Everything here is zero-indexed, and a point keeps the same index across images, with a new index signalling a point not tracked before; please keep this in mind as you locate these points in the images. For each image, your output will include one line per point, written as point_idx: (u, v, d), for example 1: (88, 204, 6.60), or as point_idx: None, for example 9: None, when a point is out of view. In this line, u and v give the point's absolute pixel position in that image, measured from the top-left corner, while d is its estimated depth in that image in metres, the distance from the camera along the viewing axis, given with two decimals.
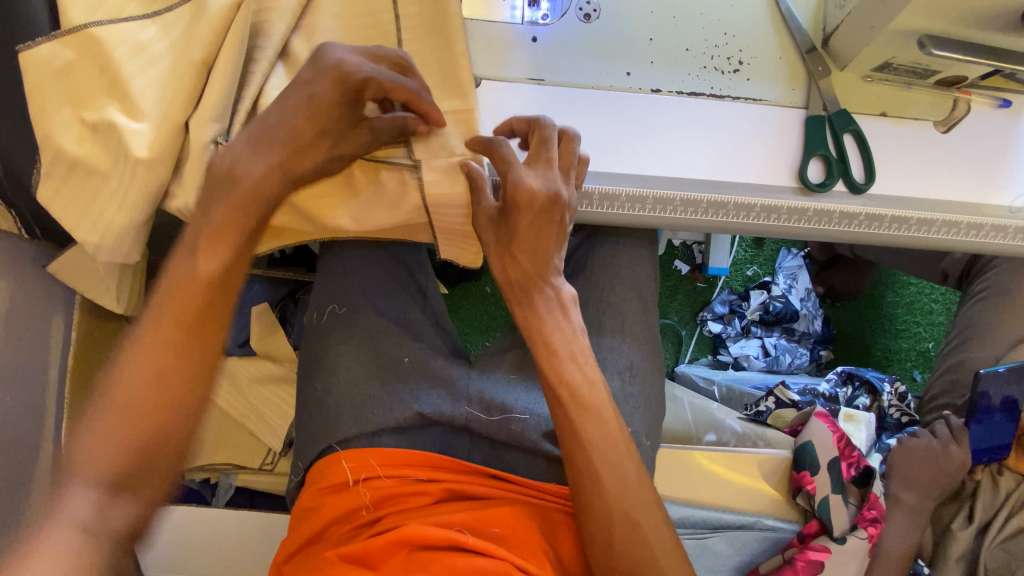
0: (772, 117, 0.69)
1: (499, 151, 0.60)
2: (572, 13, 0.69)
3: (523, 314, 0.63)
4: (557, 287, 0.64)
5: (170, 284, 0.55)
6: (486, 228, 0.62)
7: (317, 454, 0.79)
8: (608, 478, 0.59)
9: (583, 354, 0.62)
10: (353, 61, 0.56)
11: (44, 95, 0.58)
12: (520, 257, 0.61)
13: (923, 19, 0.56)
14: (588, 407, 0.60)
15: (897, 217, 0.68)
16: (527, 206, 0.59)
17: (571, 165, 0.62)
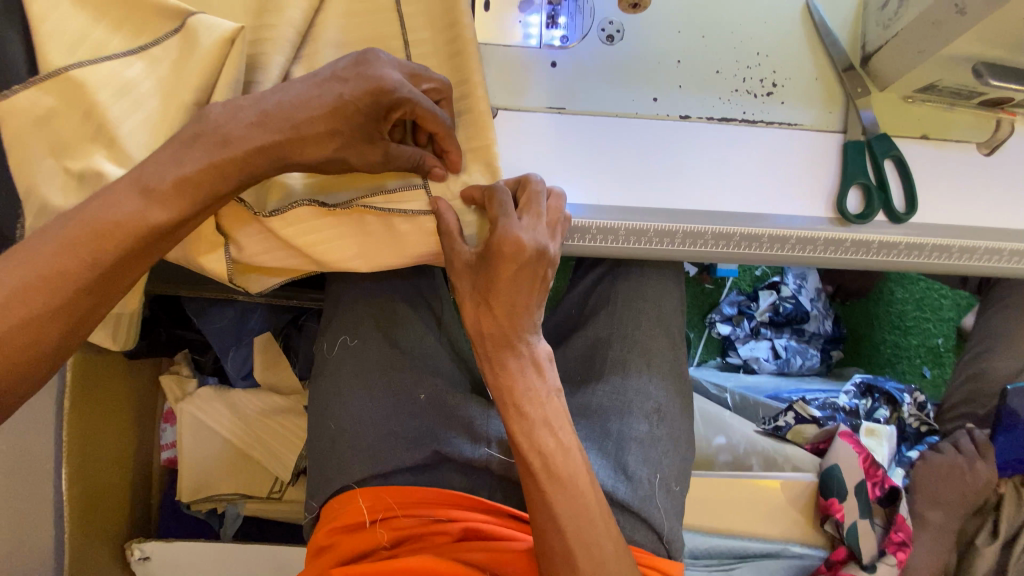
0: (808, 141, 0.65)
1: (495, 197, 0.56)
2: (594, 35, 0.65)
3: (494, 372, 0.58)
4: (532, 345, 0.59)
5: (126, 274, 0.48)
6: (459, 277, 0.58)
7: (331, 492, 0.75)
8: (582, 562, 0.54)
9: (558, 417, 0.58)
10: (398, 76, 0.51)
11: (25, 146, 0.53)
12: (496, 310, 0.56)
13: (980, 45, 0.52)
14: (562, 479, 0.55)
15: (938, 246, 0.64)
16: (510, 257, 0.54)
17: (557, 223, 0.58)
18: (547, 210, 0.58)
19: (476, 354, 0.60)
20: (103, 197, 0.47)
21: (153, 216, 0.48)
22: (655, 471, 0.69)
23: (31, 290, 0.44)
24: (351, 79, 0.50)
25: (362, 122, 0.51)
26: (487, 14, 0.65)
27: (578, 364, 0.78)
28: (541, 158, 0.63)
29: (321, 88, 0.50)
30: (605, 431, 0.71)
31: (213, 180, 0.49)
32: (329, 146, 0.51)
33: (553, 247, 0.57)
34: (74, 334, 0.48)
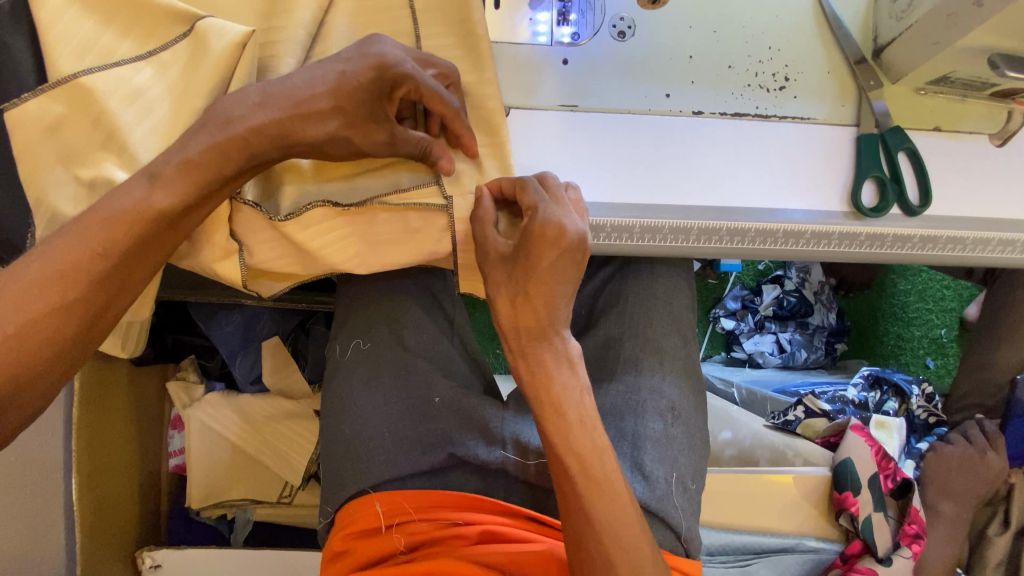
0: (822, 136, 0.65)
1: (526, 187, 0.56)
2: (605, 31, 0.64)
3: (529, 368, 0.57)
4: (567, 340, 0.58)
5: (129, 267, 0.49)
6: (493, 270, 0.56)
7: (346, 497, 0.74)
8: (622, 567, 0.53)
9: (594, 417, 0.57)
10: (401, 55, 0.52)
11: (33, 154, 0.52)
12: (534, 300, 0.55)
13: (996, 36, 0.52)
14: (599, 482, 0.55)
15: (952, 238, 0.64)
16: (550, 242, 0.54)
17: (584, 213, 0.58)
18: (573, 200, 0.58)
19: (509, 351, 0.58)
20: (126, 211, 0.47)
21: (165, 208, 0.48)
22: (673, 469, 0.69)
23: (50, 290, 0.45)
24: (352, 56, 0.51)
25: (366, 98, 0.51)
26: (496, 12, 0.64)
27: (591, 363, 0.77)
28: (554, 156, 0.63)
29: (325, 67, 0.51)
30: (621, 431, 0.71)
31: (223, 169, 0.49)
32: (332, 124, 0.51)
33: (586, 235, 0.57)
34: (91, 333, 0.48)
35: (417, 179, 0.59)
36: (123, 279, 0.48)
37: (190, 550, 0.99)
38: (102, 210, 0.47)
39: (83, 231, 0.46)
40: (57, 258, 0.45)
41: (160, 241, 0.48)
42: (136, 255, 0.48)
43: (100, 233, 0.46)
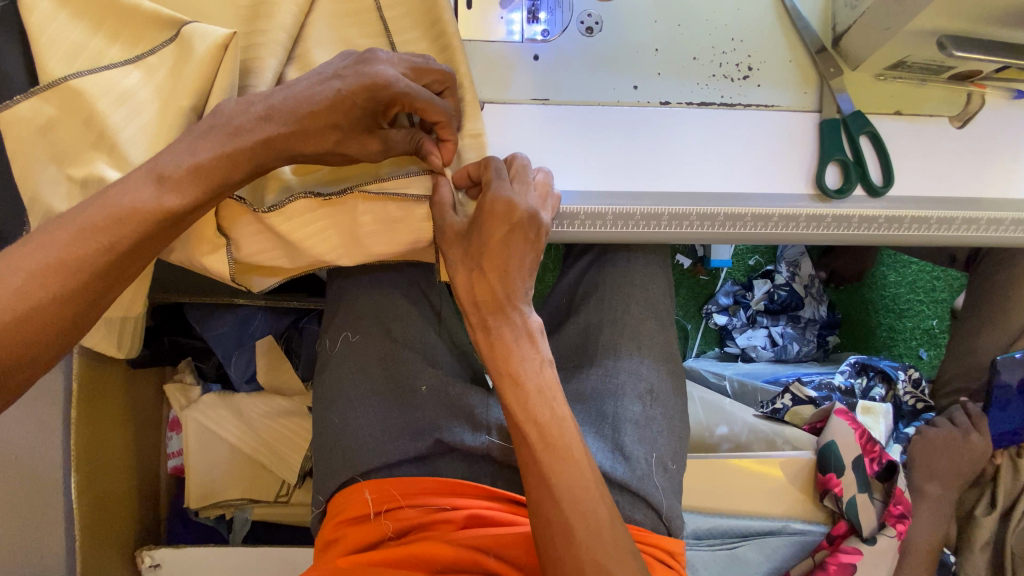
0: (786, 122, 0.67)
1: (489, 166, 0.58)
2: (574, 28, 0.67)
3: (488, 339, 0.61)
4: (525, 315, 0.62)
5: (122, 264, 0.51)
6: (450, 247, 0.60)
7: (336, 486, 0.76)
8: (579, 530, 0.55)
9: (552, 388, 0.60)
10: (399, 75, 0.53)
11: (27, 154, 0.55)
12: (489, 274, 0.59)
13: (942, 18, 0.54)
14: (558, 448, 0.58)
15: (916, 217, 0.66)
16: (503, 218, 0.57)
17: (546, 197, 0.61)
18: (534, 183, 0.61)
19: (470, 324, 0.62)
20: (122, 206, 0.49)
21: (148, 198, 0.50)
22: (652, 451, 0.71)
23: (45, 275, 0.47)
24: (350, 77, 0.52)
25: (361, 116, 0.53)
26: (469, 12, 0.67)
27: (569, 351, 0.79)
28: (529, 147, 0.65)
29: (324, 85, 0.52)
30: (600, 414, 0.73)
31: (214, 166, 0.51)
32: (330, 139, 0.54)
33: (544, 215, 0.60)
34: (83, 321, 0.50)
35: (402, 169, 0.62)
36: (118, 271, 0.51)
37: (189, 549, 1.00)
38: (91, 202, 0.49)
39: (83, 225, 0.48)
40: (47, 246, 0.47)
41: (148, 231, 0.51)
42: (118, 241, 0.50)
43: (95, 226, 0.48)
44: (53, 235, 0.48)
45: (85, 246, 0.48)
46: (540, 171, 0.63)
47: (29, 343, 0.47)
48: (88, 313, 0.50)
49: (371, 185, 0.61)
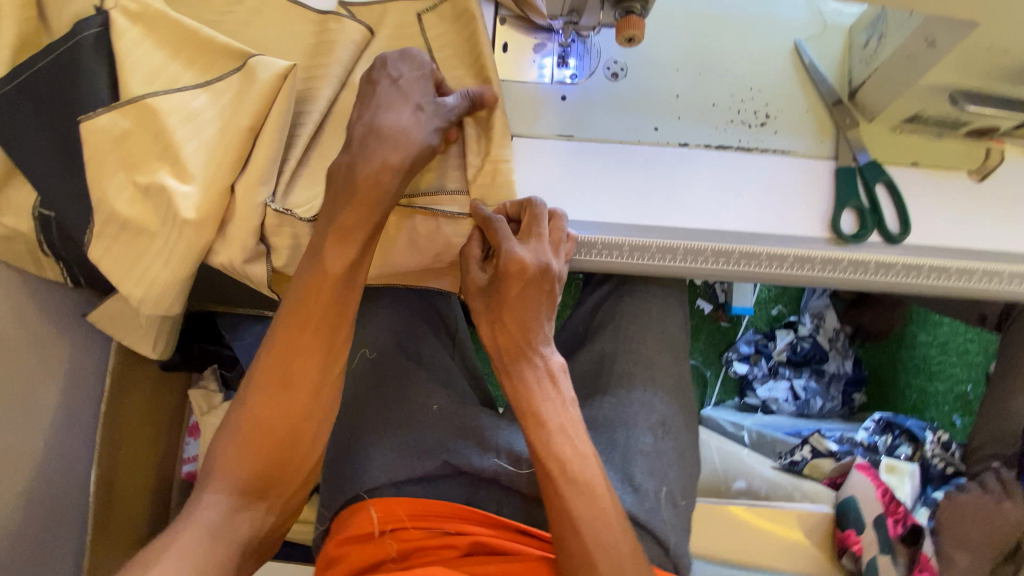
0: (803, 168, 0.69)
1: (494, 225, 0.62)
2: (600, 73, 0.71)
3: (511, 383, 0.65)
4: (547, 357, 0.66)
5: (305, 351, 0.61)
6: (473, 300, 0.65)
7: (344, 500, 0.76)
8: (602, 564, 0.58)
9: (573, 426, 0.64)
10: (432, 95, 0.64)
11: (101, 161, 0.61)
12: (509, 324, 0.63)
13: (956, 75, 0.56)
14: (579, 482, 0.61)
15: (936, 266, 0.67)
16: (516, 276, 0.61)
17: (561, 240, 0.63)
18: (550, 230, 0.63)
19: (496, 369, 0.67)
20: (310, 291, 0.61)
21: None
22: (662, 484, 0.71)
23: (294, 373, 0.61)
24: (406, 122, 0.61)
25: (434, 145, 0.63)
26: (505, 56, 0.71)
27: (584, 378, 0.80)
28: (551, 179, 0.68)
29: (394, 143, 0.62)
30: (612, 442, 0.73)
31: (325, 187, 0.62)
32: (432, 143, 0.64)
33: (556, 264, 0.63)
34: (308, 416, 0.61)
35: (435, 186, 0.67)
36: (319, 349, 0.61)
37: None
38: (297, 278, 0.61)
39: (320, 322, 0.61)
40: (296, 335, 0.61)
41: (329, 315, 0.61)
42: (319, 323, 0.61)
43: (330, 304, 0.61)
44: (322, 329, 0.62)
45: (288, 358, 0.61)
46: (555, 211, 0.64)
47: (267, 447, 0.60)
48: (298, 441, 0.61)
49: (404, 200, 0.65)
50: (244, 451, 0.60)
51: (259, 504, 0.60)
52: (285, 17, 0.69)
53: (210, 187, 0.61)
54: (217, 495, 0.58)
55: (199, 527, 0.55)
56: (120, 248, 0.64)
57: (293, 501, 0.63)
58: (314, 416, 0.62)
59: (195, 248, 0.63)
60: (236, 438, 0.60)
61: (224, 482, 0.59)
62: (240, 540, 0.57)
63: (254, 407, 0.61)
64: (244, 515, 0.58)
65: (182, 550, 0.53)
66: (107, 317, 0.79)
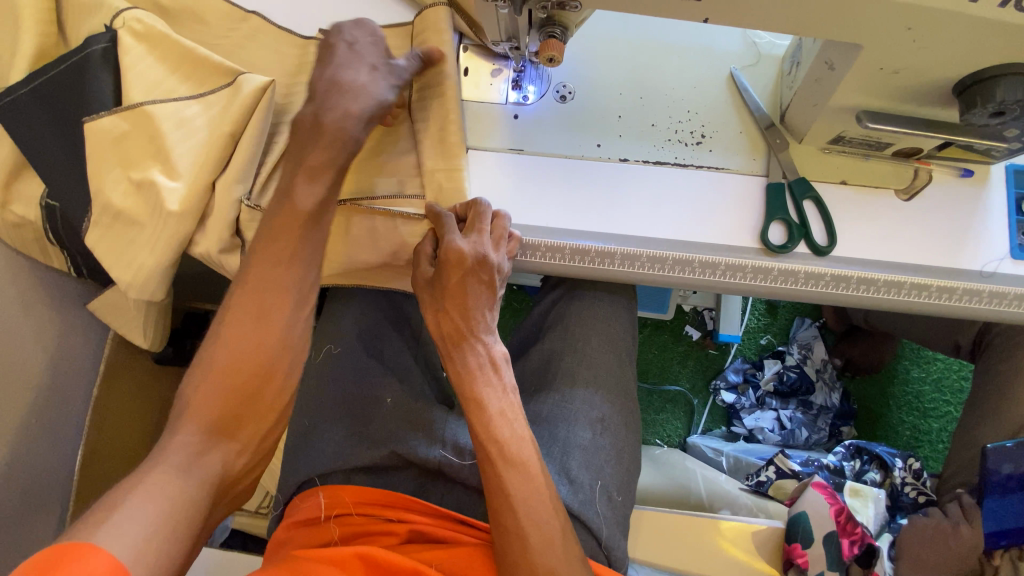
0: (736, 184, 0.74)
1: (443, 221, 0.68)
2: (551, 95, 0.78)
3: (454, 369, 0.69)
4: (489, 346, 0.70)
5: (274, 284, 0.66)
6: (420, 292, 0.70)
7: (296, 485, 0.81)
8: (533, 538, 0.62)
9: (512, 411, 0.68)
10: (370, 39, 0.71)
11: (102, 159, 0.70)
12: (452, 313, 0.68)
13: (860, 97, 0.61)
14: (515, 462, 0.65)
15: (863, 278, 0.70)
16: (455, 265, 0.67)
17: (502, 238, 0.69)
18: (492, 228, 0.70)
19: (441, 356, 0.71)
20: (281, 212, 0.67)
21: None
22: (598, 478, 0.76)
23: (263, 308, 0.66)
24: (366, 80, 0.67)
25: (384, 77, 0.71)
26: (467, 78, 0.79)
27: (533, 375, 0.87)
28: (502, 188, 0.75)
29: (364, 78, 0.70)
30: (553, 436, 0.79)
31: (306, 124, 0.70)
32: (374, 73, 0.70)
33: (496, 257, 0.68)
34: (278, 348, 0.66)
35: (394, 191, 0.74)
36: (283, 277, 0.67)
37: None
38: (268, 213, 0.68)
39: (287, 254, 0.67)
40: (263, 270, 0.66)
41: (297, 231, 0.67)
42: (292, 246, 0.67)
43: (293, 230, 0.67)
44: (288, 262, 0.67)
45: (259, 295, 0.66)
46: (499, 212, 0.71)
47: (237, 382, 0.64)
48: (273, 374, 0.66)
49: (364, 202, 0.73)
50: (214, 390, 0.64)
51: (229, 443, 0.63)
52: (277, 43, 0.79)
53: (193, 184, 0.70)
54: (185, 434, 0.61)
55: (166, 467, 0.58)
56: (113, 235, 0.72)
57: (266, 442, 0.67)
58: (287, 351, 0.67)
59: (178, 237, 0.70)
60: (210, 377, 0.64)
61: (194, 421, 0.62)
62: (208, 478, 0.60)
63: (224, 346, 0.65)
64: (212, 454, 0.62)
65: (154, 489, 0.55)
66: (103, 303, 0.87)
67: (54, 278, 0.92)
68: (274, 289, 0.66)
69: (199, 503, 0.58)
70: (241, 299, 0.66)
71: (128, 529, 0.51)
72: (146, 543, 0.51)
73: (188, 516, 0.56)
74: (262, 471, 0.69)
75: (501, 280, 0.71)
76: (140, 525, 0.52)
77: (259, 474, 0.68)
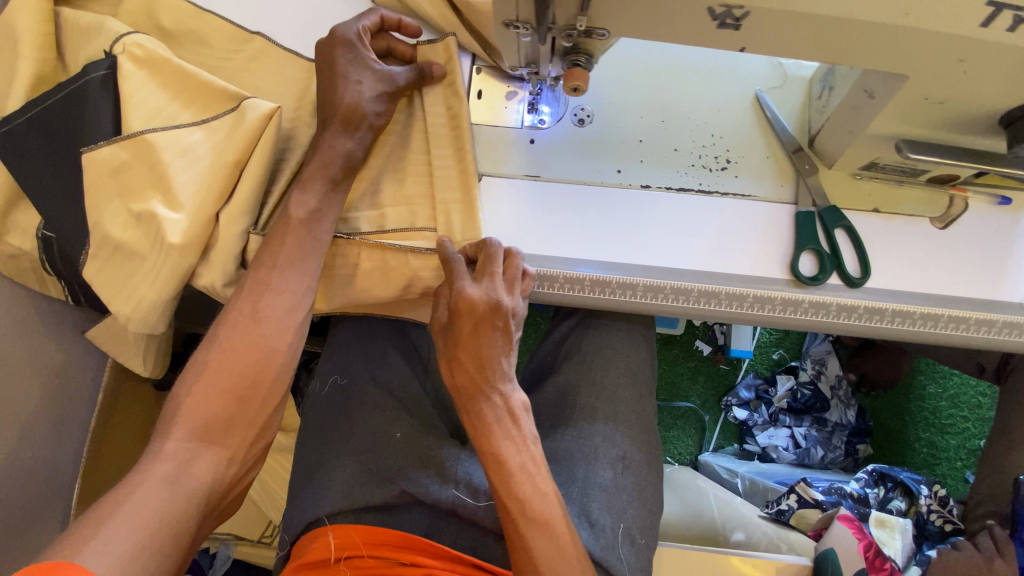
0: (762, 212, 0.71)
1: (451, 266, 0.65)
2: (568, 118, 0.75)
3: (471, 421, 0.66)
4: (507, 395, 0.67)
5: (267, 298, 0.66)
6: (437, 338, 0.68)
7: (302, 525, 0.76)
8: None
9: (534, 464, 0.64)
10: (367, 25, 0.70)
11: (101, 190, 0.67)
12: (466, 363, 0.66)
13: (900, 125, 0.58)
14: (538, 520, 0.62)
15: (899, 311, 0.67)
16: (467, 313, 0.64)
17: (515, 278, 0.66)
18: (505, 269, 0.66)
19: (459, 408, 0.69)
20: (291, 221, 0.67)
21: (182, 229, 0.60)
22: (619, 521, 0.73)
23: (252, 311, 0.65)
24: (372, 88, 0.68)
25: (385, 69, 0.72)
26: (479, 102, 0.76)
27: (548, 409, 0.83)
28: (519, 218, 0.72)
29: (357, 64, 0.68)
30: (571, 475, 0.75)
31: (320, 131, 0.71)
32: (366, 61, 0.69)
33: (508, 301, 0.64)
34: (267, 349, 0.65)
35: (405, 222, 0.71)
36: (284, 283, 0.66)
37: None
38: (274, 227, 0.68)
39: (281, 259, 0.66)
40: (264, 281, 0.66)
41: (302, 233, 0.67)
42: (284, 243, 0.66)
43: (300, 244, 0.67)
44: (284, 268, 0.66)
45: (251, 299, 0.66)
46: (511, 250, 0.67)
47: (228, 384, 0.63)
48: (265, 378, 0.65)
49: (376, 235, 0.70)
50: (204, 396, 0.62)
51: (219, 448, 0.62)
52: (281, 65, 0.76)
53: (197, 215, 0.66)
54: (174, 441, 0.60)
55: (152, 481, 0.57)
56: (112, 268, 0.69)
57: (256, 448, 0.67)
58: (277, 354, 0.66)
59: (180, 271, 0.67)
60: (200, 381, 0.63)
61: (183, 427, 0.61)
62: (199, 487, 0.59)
63: (218, 349, 0.64)
64: (201, 462, 0.61)
65: (143, 502, 0.55)
66: (103, 334, 0.84)
67: (53, 307, 0.89)
68: (274, 296, 0.66)
69: (186, 514, 0.57)
70: (235, 305, 0.66)
71: (113, 549, 0.51)
72: (131, 561, 0.51)
73: (178, 528, 0.56)
74: (252, 477, 0.68)
75: (517, 323, 0.67)
76: (126, 543, 0.52)
77: (247, 481, 0.67)
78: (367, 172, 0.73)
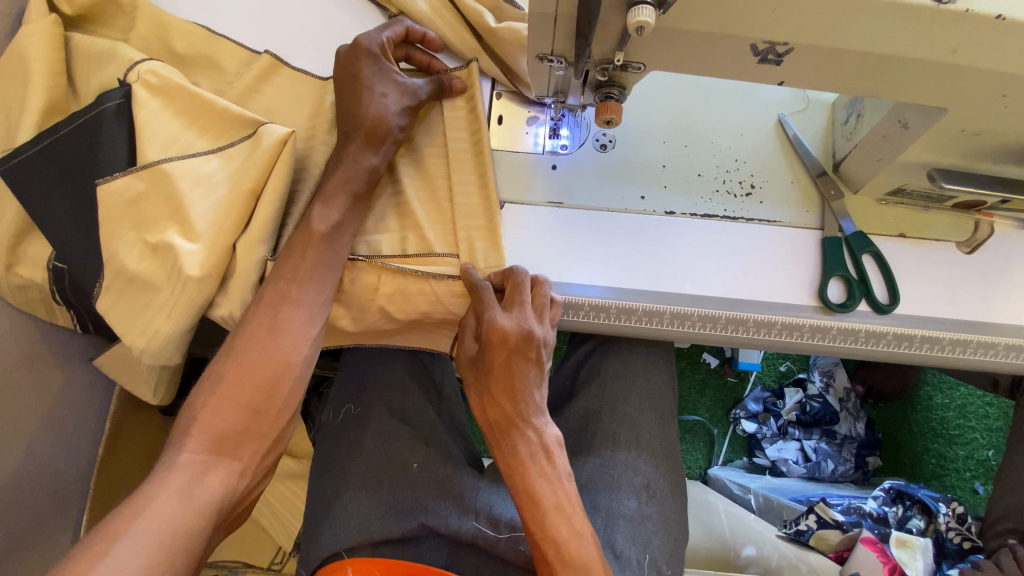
0: (787, 238, 0.70)
1: (479, 294, 0.63)
2: (590, 144, 0.74)
3: (505, 458, 0.65)
4: (541, 430, 0.66)
5: (285, 320, 0.63)
6: (465, 370, 0.67)
7: (320, 559, 0.74)
8: None
9: (569, 503, 0.63)
10: (390, 37, 0.69)
11: (116, 222, 0.66)
12: (498, 396, 0.65)
13: (931, 154, 0.58)
14: (574, 563, 0.60)
15: (928, 336, 0.66)
16: (499, 344, 0.63)
17: (544, 306, 0.65)
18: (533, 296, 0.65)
19: (491, 442, 0.68)
20: (312, 250, 0.65)
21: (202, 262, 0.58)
22: (645, 552, 0.71)
23: (264, 329, 0.63)
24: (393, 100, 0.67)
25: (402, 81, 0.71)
26: (500, 127, 0.75)
27: (570, 435, 0.83)
28: (544, 246, 0.70)
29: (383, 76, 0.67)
30: (595, 505, 0.75)
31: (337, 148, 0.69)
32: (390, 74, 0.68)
33: (539, 329, 0.64)
34: (280, 365, 0.63)
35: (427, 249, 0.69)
36: (300, 304, 0.64)
37: None
38: (291, 248, 0.65)
39: (295, 276, 0.64)
40: (282, 310, 0.64)
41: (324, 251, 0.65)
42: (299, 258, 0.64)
43: (322, 273, 0.65)
44: (303, 289, 0.64)
45: (268, 314, 0.64)
46: (538, 277, 0.66)
47: (241, 396, 0.61)
48: (279, 390, 0.63)
49: (397, 263, 0.68)
50: (219, 409, 0.60)
51: (231, 461, 0.60)
52: (299, 90, 0.75)
53: (214, 246, 0.65)
54: (186, 452, 0.58)
55: (165, 494, 0.55)
56: (126, 300, 0.67)
57: (269, 459, 0.64)
58: (291, 366, 0.63)
59: (197, 303, 0.65)
60: (216, 393, 0.61)
61: (196, 439, 0.59)
62: (211, 501, 0.57)
63: (233, 361, 0.62)
64: (214, 475, 0.58)
65: (157, 515, 0.53)
66: (111, 363, 0.82)
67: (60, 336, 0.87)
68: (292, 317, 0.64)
69: (196, 528, 0.55)
70: (252, 319, 0.64)
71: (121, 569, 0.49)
72: None
73: (188, 544, 0.54)
74: (261, 491, 0.66)
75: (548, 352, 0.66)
76: (136, 560, 0.50)
77: (258, 495, 0.65)
78: (388, 198, 0.72)
